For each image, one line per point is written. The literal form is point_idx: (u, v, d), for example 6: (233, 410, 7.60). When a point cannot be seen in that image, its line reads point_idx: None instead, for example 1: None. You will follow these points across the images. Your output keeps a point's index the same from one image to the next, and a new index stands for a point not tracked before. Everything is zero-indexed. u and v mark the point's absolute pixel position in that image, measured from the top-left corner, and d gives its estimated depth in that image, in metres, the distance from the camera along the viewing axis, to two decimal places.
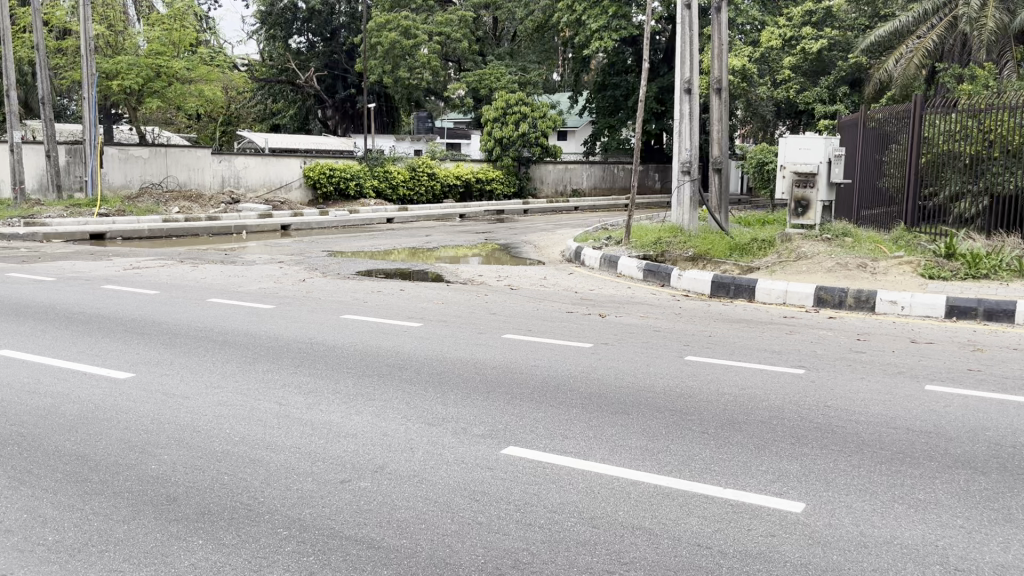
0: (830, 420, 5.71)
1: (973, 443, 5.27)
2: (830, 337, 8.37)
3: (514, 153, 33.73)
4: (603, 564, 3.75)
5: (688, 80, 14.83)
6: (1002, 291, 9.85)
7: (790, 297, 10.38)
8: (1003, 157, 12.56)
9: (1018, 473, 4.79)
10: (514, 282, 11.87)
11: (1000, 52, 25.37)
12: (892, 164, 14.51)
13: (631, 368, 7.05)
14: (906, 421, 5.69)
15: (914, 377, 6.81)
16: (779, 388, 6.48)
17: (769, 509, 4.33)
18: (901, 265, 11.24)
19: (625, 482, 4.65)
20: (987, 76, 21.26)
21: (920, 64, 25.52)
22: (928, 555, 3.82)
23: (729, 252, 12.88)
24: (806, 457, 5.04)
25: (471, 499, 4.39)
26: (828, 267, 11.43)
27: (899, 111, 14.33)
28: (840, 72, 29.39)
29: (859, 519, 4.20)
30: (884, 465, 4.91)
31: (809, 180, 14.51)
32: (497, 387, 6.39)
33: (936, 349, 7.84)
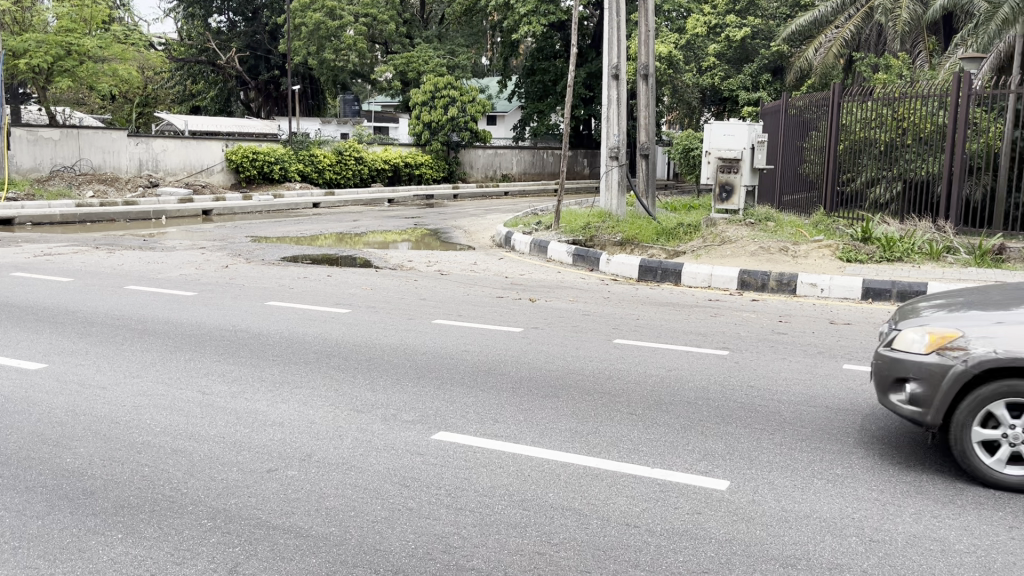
0: (753, 399, 5.86)
1: (887, 419, 5.48)
2: (753, 319, 8.59)
3: (443, 137, 33.53)
4: (533, 545, 3.77)
5: (616, 66, 14.96)
6: (915, 274, 10.25)
7: (715, 281, 10.60)
8: (915, 144, 12.78)
9: (929, 446, 5.00)
10: (444, 268, 11.82)
11: (913, 42, 26.32)
12: (812, 150, 14.95)
13: (561, 351, 7.09)
14: (825, 399, 5.89)
15: (832, 357, 7.05)
16: (704, 369, 6.62)
17: (695, 487, 4.42)
18: (821, 248, 11.61)
19: (555, 464, 4.69)
20: (901, 66, 22.04)
21: (838, 53, 26.29)
22: (846, 527, 3.96)
23: (655, 236, 13.07)
24: (730, 436, 5.16)
25: (401, 485, 4.36)
26: (751, 251, 11.71)
27: (819, 98, 14.72)
28: (762, 60, 30.07)
29: (780, 495, 4.32)
30: (804, 442, 5.06)
31: (733, 165, 14.79)
32: (426, 372, 6.36)
33: (852, 329, 8.13)
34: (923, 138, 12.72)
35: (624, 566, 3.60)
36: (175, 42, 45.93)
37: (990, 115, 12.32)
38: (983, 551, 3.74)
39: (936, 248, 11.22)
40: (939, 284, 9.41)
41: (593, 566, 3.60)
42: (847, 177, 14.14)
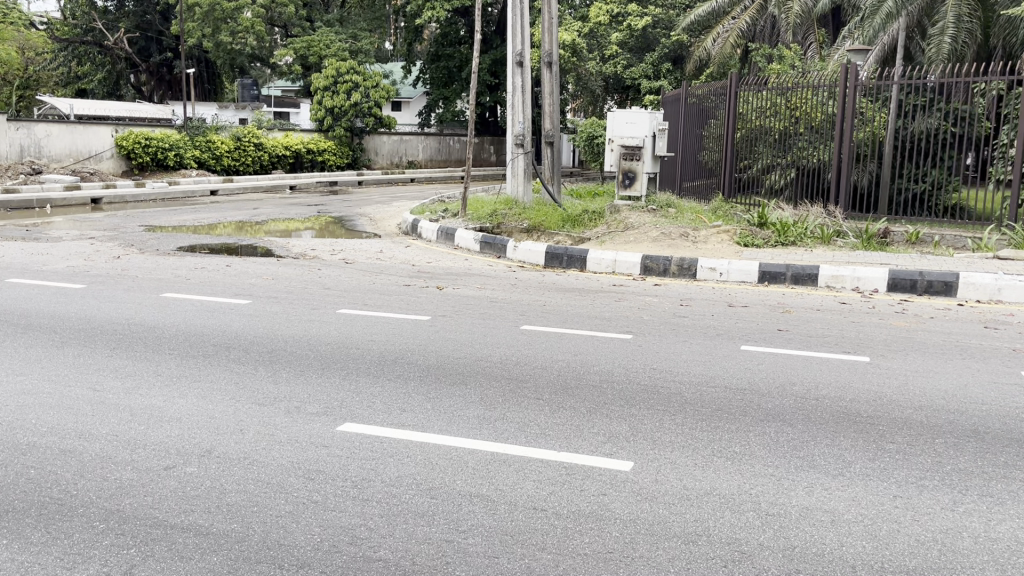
0: (655, 381, 6.01)
1: (781, 397, 5.71)
2: (656, 303, 8.79)
3: (346, 123, 32.94)
4: (441, 533, 3.77)
5: (520, 53, 14.98)
6: (806, 257, 10.70)
7: (619, 267, 10.78)
8: (807, 133, 13.30)
9: (821, 422, 5.23)
10: (348, 256, 11.63)
11: (805, 34, 27.29)
12: (710, 138, 15.35)
13: (469, 339, 7.09)
14: (724, 379, 6.09)
15: (731, 339, 7.29)
16: (609, 353, 6.73)
17: (600, 469, 4.50)
18: (720, 233, 11.96)
19: (463, 451, 4.69)
20: (793, 57, 22.89)
21: (735, 43, 27.06)
22: (744, 502, 4.11)
23: (561, 223, 13.20)
24: (634, 418, 5.27)
25: (306, 478, 4.28)
26: (653, 237, 11.97)
27: (717, 87, 15.13)
28: (663, 49, 30.67)
29: (683, 474, 4.44)
30: (704, 421, 5.22)
31: (635, 153, 15.07)
32: (332, 363, 6.25)
33: (749, 312, 8.39)
34: (815, 127, 13.22)
35: (531, 550, 3.64)
36: (58, 20, 43.51)
37: (875, 105, 12.89)
38: (870, 519, 3.94)
39: (827, 232, 11.74)
40: (830, 267, 9.82)
41: (502, 552, 3.62)
42: (744, 165, 14.59)
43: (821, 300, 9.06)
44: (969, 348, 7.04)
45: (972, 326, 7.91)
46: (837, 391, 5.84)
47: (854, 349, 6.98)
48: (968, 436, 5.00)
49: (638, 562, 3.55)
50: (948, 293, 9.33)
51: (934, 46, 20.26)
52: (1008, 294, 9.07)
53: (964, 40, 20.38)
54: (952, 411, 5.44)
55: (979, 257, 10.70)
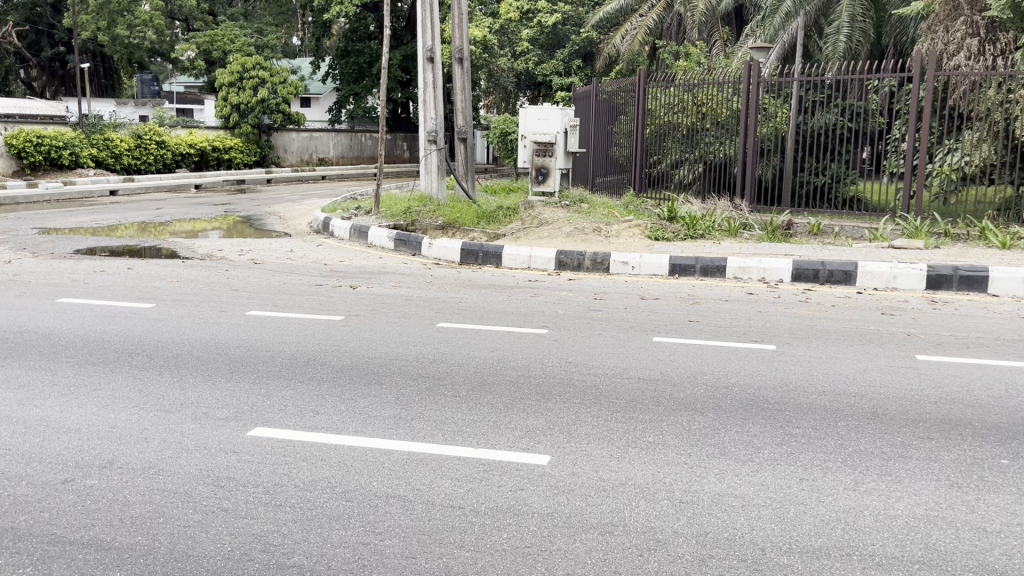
0: (571, 374, 6.08)
1: (693, 386, 5.84)
2: (571, 297, 8.87)
3: (253, 120, 32.14)
4: (357, 536, 3.71)
5: (431, 49, 14.89)
6: (714, 249, 10.99)
7: (534, 262, 10.84)
8: (714, 128, 13.69)
9: (732, 410, 5.37)
10: (258, 256, 11.34)
11: (709, 31, 27.91)
12: (620, 134, 15.59)
13: (384, 338, 7.01)
14: (638, 370, 6.19)
15: (644, 331, 7.41)
16: (526, 348, 6.76)
17: (517, 464, 4.51)
18: (631, 228, 12.17)
19: (378, 452, 4.63)
20: (698, 54, 23.47)
21: (643, 40, 27.63)
22: (658, 491, 4.19)
23: (476, 219, 13.22)
24: (550, 411, 5.31)
25: (215, 486, 4.15)
26: (567, 232, 12.09)
27: (625, 84, 15.38)
28: (573, 46, 30.96)
29: (598, 465, 4.50)
30: (619, 413, 5.30)
31: (547, 149, 15.21)
32: (241, 366, 6.08)
33: (661, 304, 8.56)
34: (721, 123, 13.63)
35: (449, 548, 3.62)
36: None
37: (777, 100, 13.33)
38: (778, 503, 4.07)
39: (734, 225, 12.08)
40: (737, 258, 10.10)
41: (419, 551, 3.58)
42: (654, 160, 14.87)
43: (729, 291, 9.31)
44: (867, 335, 7.36)
45: (870, 312, 8.25)
46: (746, 379, 6.00)
47: (761, 338, 7.20)
48: (868, 419, 5.22)
49: (555, 555, 3.57)
50: (847, 282, 9.71)
51: (830, 44, 21.09)
52: (902, 281, 9.50)
53: (857, 39, 21.28)
54: (853, 395, 5.67)
55: (876, 246, 11.17)
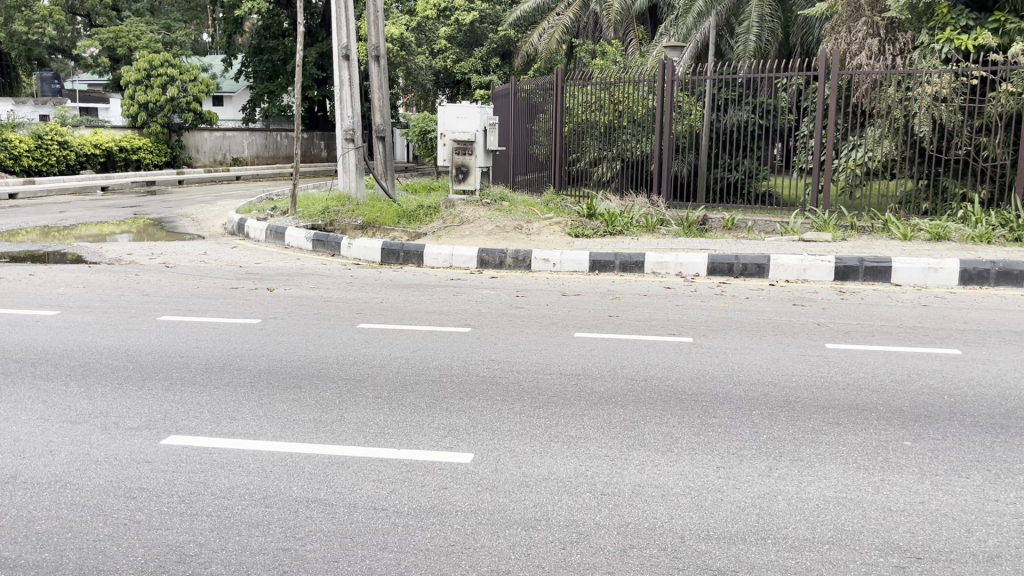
0: (494, 371, 6.09)
1: (614, 379, 5.94)
2: (493, 295, 8.88)
3: (163, 119, 31.16)
4: (277, 542, 3.64)
5: (347, 46, 14.70)
6: (633, 245, 11.16)
7: (456, 260, 10.82)
8: (630, 126, 13.92)
9: (652, 402, 5.47)
10: (169, 259, 11.01)
11: (625, 30, 28.28)
12: (539, 132, 15.69)
13: (303, 340, 6.89)
14: (559, 366, 6.25)
15: (565, 327, 7.48)
16: (448, 347, 6.75)
17: (440, 463, 4.50)
18: (551, 225, 12.27)
19: (298, 456, 4.55)
20: (615, 52, 23.81)
21: (560, 39, 28.01)
22: (580, 484, 4.24)
23: (396, 218, 13.12)
24: (474, 409, 5.31)
25: (127, 498, 4.01)
26: (488, 230, 12.09)
27: (543, 82, 15.48)
28: (491, 44, 31.00)
29: (521, 461, 4.52)
30: (541, 408, 5.34)
31: (467, 147, 15.20)
32: (154, 374, 5.89)
33: (582, 300, 8.65)
34: (637, 121, 13.88)
35: (372, 550, 3.58)
36: None
37: (691, 99, 13.62)
38: (696, 491, 4.16)
39: (651, 221, 12.32)
40: (655, 254, 10.28)
41: (341, 555, 3.54)
42: (573, 158, 14.99)
43: (648, 286, 9.47)
44: (781, 325, 7.59)
45: (782, 304, 8.51)
46: (664, 371, 6.13)
47: (679, 331, 7.36)
48: (781, 406, 5.39)
49: (479, 552, 3.58)
50: (761, 274, 10.00)
51: (741, 43, 21.70)
52: (812, 273, 9.84)
53: (766, 38, 21.95)
54: (767, 384, 5.84)
55: (787, 240, 11.54)
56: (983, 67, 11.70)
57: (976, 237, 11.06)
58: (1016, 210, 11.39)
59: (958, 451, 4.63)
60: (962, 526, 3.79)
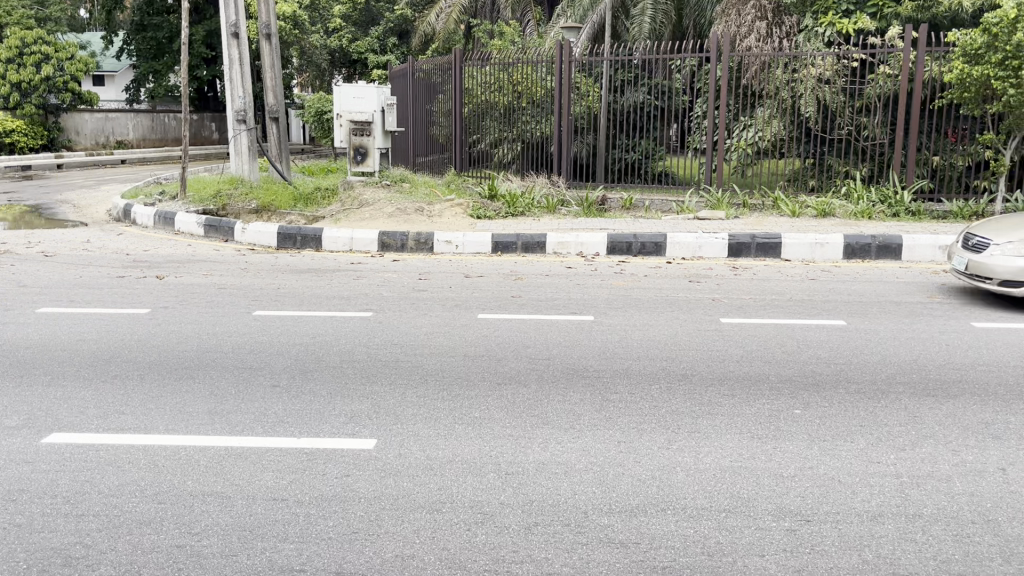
0: (396, 355, 6.02)
1: (517, 359, 5.96)
2: (394, 279, 8.77)
3: (38, 100, 29.47)
4: (172, 539, 3.50)
5: (236, 24, 14.12)
6: (534, 226, 11.20)
7: (356, 244, 10.64)
8: (529, 107, 13.97)
9: (554, 380, 5.53)
10: (48, 249, 10.42)
11: (522, 11, 28.36)
12: (438, 113, 15.56)
13: (195, 330, 6.64)
14: (462, 348, 6.23)
15: (468, 308, 7.46)
16: (349, 332, 6.63)
17: (342, 450, 4.42)
18: (453, 207, 12.21)
19: (193, 449, 4.39)
20: (512, 33, 23.90)
21: (457, 19, 27.84)
22: (484, 465, 4.24)
23: (292, 203, 12.81)
24: (376, 394, 5.24)
25: (5, 502, 3.78)
26: (388, 213, 11.92)
27: (441, 62, 15.32)
28: (387, 23, 30.56)
29: (425, 445, 4.49)
30: (445, 391, 5.31)
31: (364, 128, 14.98)
32: (33, 369, 5.57)
33: (485, 281, 8.65)
34: (536, 102, 13.93)
35: (271, 542, 3.49)
36: None
37: (589, 80, 13.75)
38: (598, 466, 4.23)
39: (552, 202, 12.45)
40: (556, 234, 10.34)
41: (240, 548, 3.44)
42: (474, 139, 14.95)
43: (550, 266, 9.54)
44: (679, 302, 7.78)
45: (679, 281, 8.71)
46: (566, 350, 6.19)
47: (581, 309, 7.44)
48: (679, 380, 5.52)
49: (383, 538, 3.54)
50: (659, 253, 10.22)
51: (636, 26, 22.22)
52: (707, 251, 10.11)
53: (660, 20, 22.49)
54: (665, 359, 5.98)
55: (683, 218, 11.84)
56: (864, 51, 12.19)
57: (858, 214, 11.62)
58: (894, 186, 12.01)
59: (844, 417, 4.86)
60: (848, 488, 3.98)
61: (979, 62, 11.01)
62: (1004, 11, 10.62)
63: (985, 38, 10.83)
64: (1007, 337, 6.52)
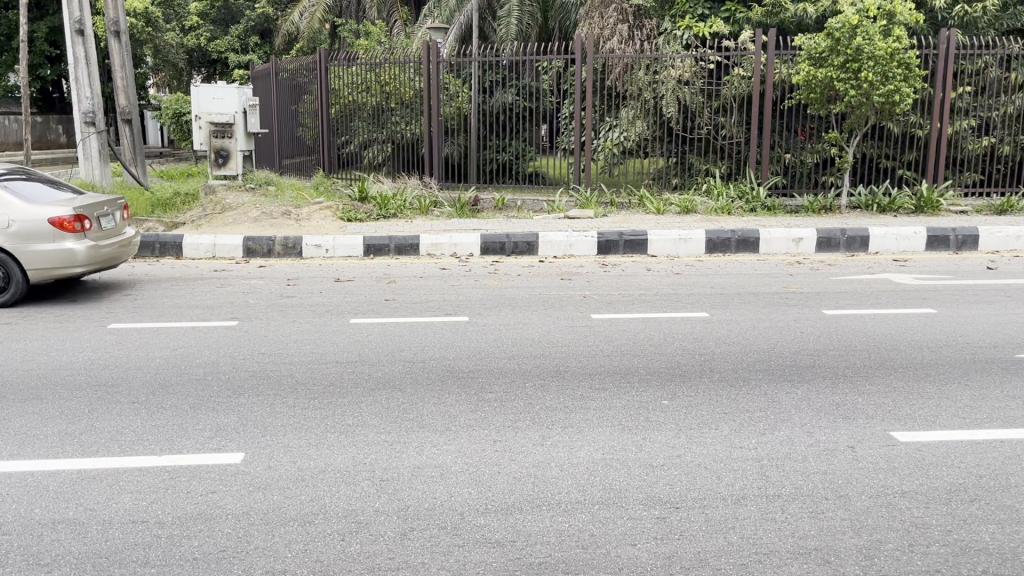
0: (264, 365, 5.82)
1: (391, 363, 5.88)
2: (261, 286, 8.49)
3: None
4: (17, 573, 3.26)
5: (81, 20, 13.24)
6: (408, 228, 11.11)
7: (219, 251, 10.24)
8: (399, 108, 13.89)
9: (429, 383, 5.48)
10: None
11: (388, 10, 28.12)
12: (304, 113, 15.14)
13: (42, 347, 6.20)
14: (334, 354, 6.09)
15: (339, 313, 7.30)
16: (213, 343, 6.37)
17: (208, 466, 4.23)
18: (323, 210, 11.90)
19: (42, 474, 4.10)
20: (378, 33, 23.67)
21: (322, 18, 27.29)
22: (358, 473, 4.15)
23: (150, 208, 12.18)
24: (243, 406, 5.05)
25: None
26: (253, 217, 11.55)
27: (305, 62, 14.95)
28: (248, 22, 29.62)
29: (296, 456, 4.36)
30: (316, 399, 5.17)
31: (226, 129, 14.42)
32: None
33: (357, 285, 8.52)
34: (406, 103, 13.89)
35: (131, 568, 3.30)
36: None
37: (458, 81, 13.77)
38: (474, 467, 4.22)
39: (424, 203, 12.40)
40: (429, 235, 10.28)
41: None
42: (342, 140, 14.63)
43: (423, 268, 9.46)
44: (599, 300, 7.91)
45: (551, 279, 8.85)
46: (442, 352, 6.16)
47: (455, 310, 7.43)
48: (552, 377, 5.59)
49: (253, 554, 3.41)
50: (531, 252, 10.33)
51: (503, 27, 22.46)
52: (578, 248, 10.30)
53: (526, 22, 22.76)
54: (539, 357, 6.04)
55: (555, 217, 12.05)
56: (719, 53, 12.74)
57: (718, 210, 12.15)
58: (751, 182, 12.60)
59: (708, 405, 5.05)
60: (713, 473, 4.13)
61: (823, 65, 11.72)
62: (845, 17, 11.33)
63: (828, 42, 11.53)
64: (854, 323, 6.96)
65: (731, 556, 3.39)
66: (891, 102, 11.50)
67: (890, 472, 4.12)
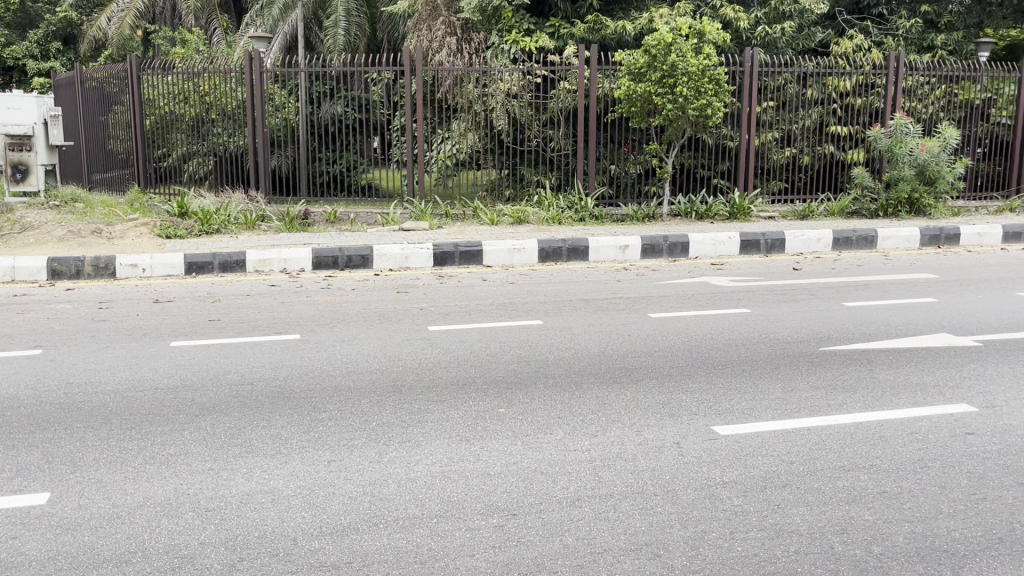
0: (73, 396, 5.37)
1: (216, 387, 5.59)
2: (70, 310, 7.87)
3: None
4: None
5: None
6: (233, 244, 10.63)
7: (18, 273, 9.42)
8: (221, 120, 13.35)
9: (257, 406, 5.25)
10: None
11: (207, 18, 26.89)
12: (115, 124, 14.18)
13: None
14: (153, 380, 5.71)
15: (158, 337, 6.87)
16: (12, 375, 5.81)
17: (7, 510, 3.84)
18: (137, 227, 11.22)
19: None
20: (197, 40, 22.58)
21: (133, 23, 25.70)
22: (181, 505, 3.90)
23: None
24: (50, 441, 4.63)
25: None
26: (59, 236, 10.68)
27: (114, 71, 14.02)
28: (48, 26, 27.46)
29: (110, 492, 4.04)
30: (133, 429, 4.83)
31: (24, 142, 13.15)
32: None
33: (178, 305, 8.05)
34: (229, 114, 13.39)
35: None
36: None
37: (283, 92, 13.41)
38: (306, 489, 4.08)
39: (250, 217, 11.91)
40: (256, 252, 9.88)
41: None
42: (159, 153, 13.88)
43: (252, 285, 9.09)
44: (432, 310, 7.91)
45: (387, 292, 8.76)
46: (272, 372, 5.92)
47: (286, 328, 7.17)
48: (388, 392, 5.50)
49: None
50: (366, 265, 10.16)
51: (330, 37, 22.02)
52: (413, 261, 10.24)
53: (354, 33, 22.41)
54: (376, 372, 5.95)
55: (389, 230, 11.92)
56: (545, 66, 13.09)
57: (549, 220, 12.45)
58: (579, 193, 13.01)
59: (542, 411, 5.14)
60: (549, 477, 4.19)
61: (642, 80, 12.30)
62: (659, 34, 11.93)
63: (646, 58, 12.11)
64: (677, 324, 7.32)
65: (567, 558, 3.45)
66: (704, 115, 12.24)
67: (713, 464, 4.34)
